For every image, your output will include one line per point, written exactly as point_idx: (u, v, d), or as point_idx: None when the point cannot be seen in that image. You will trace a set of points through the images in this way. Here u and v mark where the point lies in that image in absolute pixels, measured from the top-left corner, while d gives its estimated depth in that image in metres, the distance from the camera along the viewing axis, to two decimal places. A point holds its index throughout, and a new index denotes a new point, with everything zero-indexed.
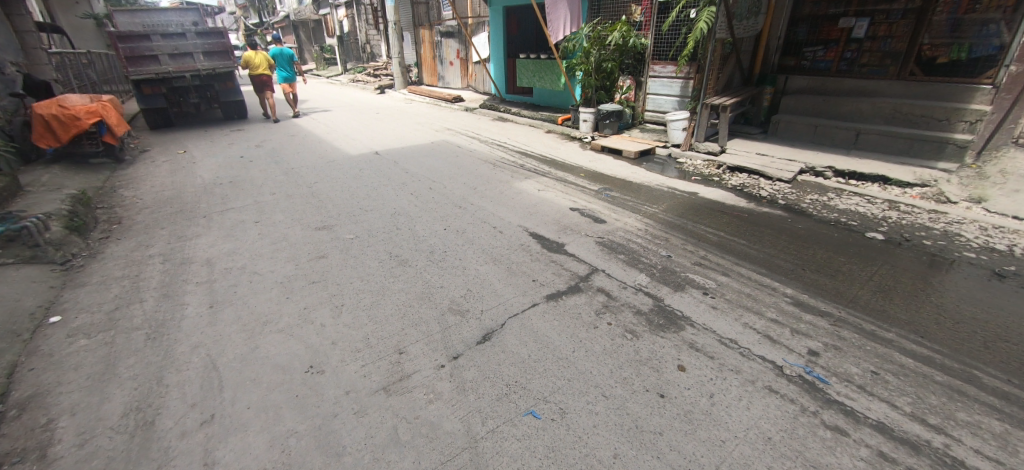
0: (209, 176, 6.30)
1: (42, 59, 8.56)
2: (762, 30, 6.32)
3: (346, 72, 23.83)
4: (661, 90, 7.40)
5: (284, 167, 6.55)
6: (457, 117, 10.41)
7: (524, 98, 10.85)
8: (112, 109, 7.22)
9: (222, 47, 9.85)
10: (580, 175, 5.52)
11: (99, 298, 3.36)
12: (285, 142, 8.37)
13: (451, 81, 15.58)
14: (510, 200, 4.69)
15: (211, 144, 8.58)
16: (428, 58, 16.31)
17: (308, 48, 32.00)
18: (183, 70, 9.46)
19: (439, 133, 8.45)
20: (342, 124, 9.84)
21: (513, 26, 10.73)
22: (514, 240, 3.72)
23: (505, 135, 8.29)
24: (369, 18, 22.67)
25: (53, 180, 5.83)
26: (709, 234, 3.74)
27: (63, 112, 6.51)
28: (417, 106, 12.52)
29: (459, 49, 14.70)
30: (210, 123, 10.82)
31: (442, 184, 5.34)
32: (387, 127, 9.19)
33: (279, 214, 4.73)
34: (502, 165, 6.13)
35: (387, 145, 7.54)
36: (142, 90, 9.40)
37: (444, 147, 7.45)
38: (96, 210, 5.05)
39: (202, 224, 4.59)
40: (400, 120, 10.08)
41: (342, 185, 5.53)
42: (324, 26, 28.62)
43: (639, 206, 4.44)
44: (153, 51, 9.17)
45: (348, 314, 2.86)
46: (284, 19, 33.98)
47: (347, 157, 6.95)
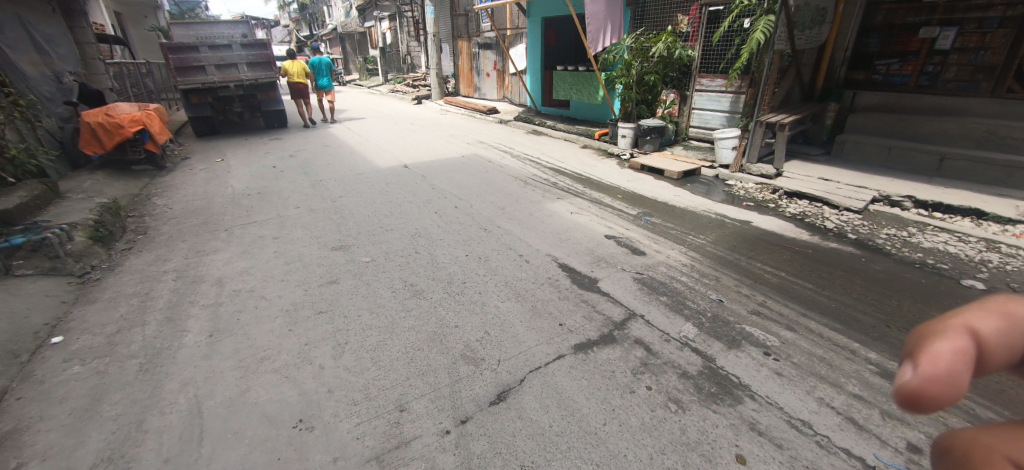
0: (239, 186, 6.27)
1: (100, 70, 8.84)
2: (826, 41, 5.72)
3: (387, 82, 24.30)
4: (708, 105, 6.86)
5: (312, 179, 6.45)
6: (491, 130, 10.17)
7: (560, 110, 10.48)
8: (155, 119, 7.31)
9: (265, 58, 10.04)
10: (617, 196, 5.09)
11: (105, 318, 3.21)
12: (318, 152, 8.36)
13: (488, 92, 15.46)
14: (539, 224, 4.31)
15: (247, 152, 8.69)
16: (466, 69, 16.27)
17: (352, 59, 32.96)
18: (228, 80, 9.69)
19: (471, 146, 8.21)
20: (375, 135, 9.79)
21: (551, 38, 10.43)
22: (541, 272, 3.35)
23: (538, 149, 7.96)
24: (411, 29, 23.06)
25: (92, 187, 5.92)
26: (767, 274, 3.23)
27: (108, 120, 6.57)
28: (452, 118, 12.40)
29: (497, 60, 14.55)
30: (252, 131, 11.06)
31: (468, 203, 5.03)
32: (420, 138, 9.05)
33: (298, 229, 4.54)
34: (534, 182, 5.78)
35: (417, 158, 7.35)
36: (191, 99, 9.70)
37: (475, 162, 7.18)
38: (126, 219, 5.05)
39: (222, 238, 4.46)
40: (433, 132, 9.93)
41: (366, 200, 5.33)
42: (368, 37, 29.39)
43: (683, 236, 3.97)
44: (200, 62, 9.42)
45: (350, 355, 2.56)
46: (332, 31, 35.17)
47: (375, 169, 6.79)
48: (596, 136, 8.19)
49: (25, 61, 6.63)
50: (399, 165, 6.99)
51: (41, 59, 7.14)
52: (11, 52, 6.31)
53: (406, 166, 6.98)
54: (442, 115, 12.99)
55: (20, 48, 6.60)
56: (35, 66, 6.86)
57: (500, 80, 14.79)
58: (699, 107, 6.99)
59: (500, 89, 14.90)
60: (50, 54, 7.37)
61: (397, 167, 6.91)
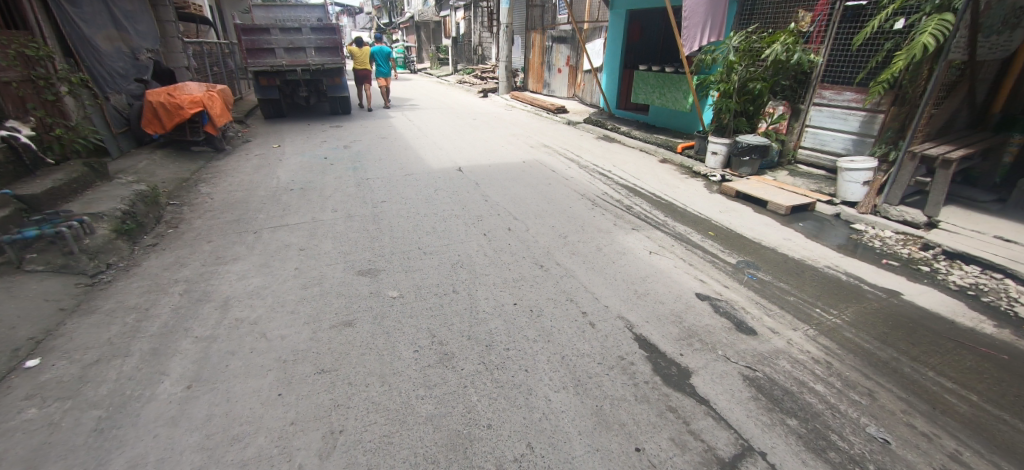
0: (284, 177, 5.89)
1: (177, 49, 8.76)
2: (1016, 51, 4.35)
3: (456, 72, 24.10)
4: (829, 123, 5.60)
5: (359, 176, 5.94)
6: (557, 131, 9.28)
7: (638, 115, 9.38)
8: (217, 101, 7.07)
9: (333, 43, 9.69)
10: (708, 233, 4.10)
11: (91, 339, 2.76)
12: (372, 144, 7.92)
13: (557, 89, 14.57)
14: (608, 266, 3.44)
15: (305, 139, 8.44)
16: (536, 64, 15.46)
17: (425, 48, 33.20)
18: (295, 64, 9.49)
19: (533, 151, 7.40)
20: (434, 129, 9.24)
21: (635, 33, 9.40)
22: (611, 347, 2.49)
23: (609, 159, 7.01)
24: (485, 20, 22.60)
25: (145, 167, 5.76)
26: (952, 400, 2.22)
27: (169, 100, 6.32)
28: (518, 115, 11.64)
29: (571, 55, 13.60)
30: (315, 116, 10.95)
31: (524, 224, 4.26)
32: (478, 136, 8.35)
33: (328, 240, 3.98)
34: (603, 203, 4.90)
35: (473, 160, 6.66)
36: (260, 81, 9.64)
37: (535, 169, 6.37)
38: (164, 208, 4.75)
39: (248, 242, 3.99)
40: (494, 129, 9.21)
41: (410, 208, 4.71)
42: (443, 26, 29.35)
43: (805, 307, 2.95)
44: (270, 44, 9.19)
45: (341, 457, 1.87)
46: (409, 19, 35.62)
47: (425, 170, 6.18)
48: (679, 148, 7.13)
49: (101, 37, 6.51)
50: (451, 168, 6.33)
51: (120, 35, 7.04)
52: (87, 28, 6.18)
53: (459, 169, 6.31)
54: (507, 111, 12.26)
55: (98, 23, 6.50)
56: (112, 42, 6.76)
57: (572, 77, 13.84)
58: (815, 124, 5.73)
59: (571, 86, 13.95)
60: (129, 31, 7.27)
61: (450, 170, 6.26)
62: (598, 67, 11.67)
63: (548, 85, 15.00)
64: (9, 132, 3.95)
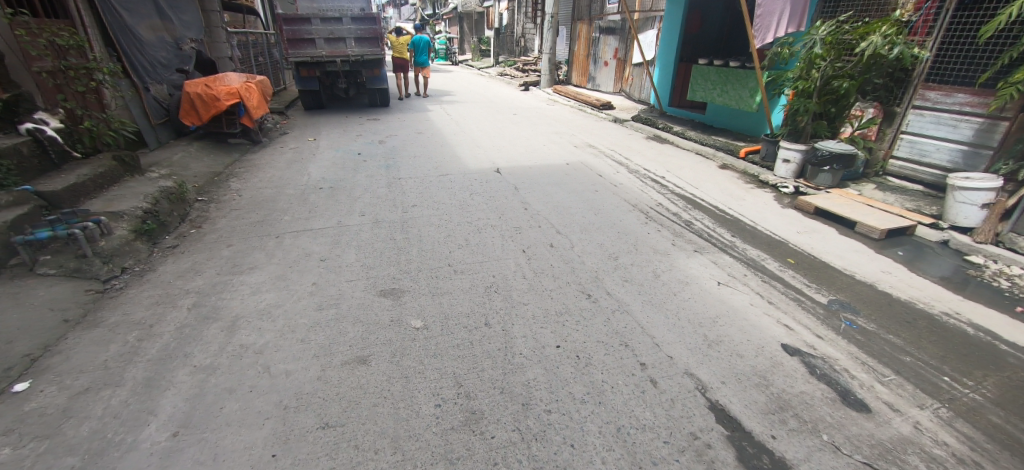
0: (315, 174, 5.64)
1: (222, 39, 8.64)
2: None
3: (497, 65, 23.66)
4: (932, 130, 4.79)
5: (392, 175, 5.61)
6: (603, 130, 8.68)
7: (695, 114, 8.64)
8: (254, 92, 6.88)
9: (373, 33, 9.37)
10: (788, 260, 3.47)
11: (88, 360, 2.50)
12: (409, 139, 7.61)
13: (603, 83, 13.85)
14: (667, 298, 2.90)
15: (342, 132, 8.23)
16: (582, 56, 14.77)
17: (467, 39, 32.95)
18: (335, 55, 9.29)
19: (576, 151, 6.87)
20: (473, 124, 8.85)
21: (694, 24, 8.61)
22: (680, 420, 1.97)
23: (661, 163, 6.39)
24: (529, 11, 21.99)
25: (179, 160, 5.64)
26: None
27: (206, 91, 6.14)
28: (561, 110, 11.07)
29: (619, 47, 12.85)
30: (355, 108, 10.78)
31: (567, 241, 3.78)
32: (519, 134, 7.88)
33: (352, 249, 3.63)
34: (658, 218, 4.34)
35: (512, 161, 6.20)
36: (301, 72, 9.53)
37: (579, 173, 5.85)
38: (190, 205, 4.55)
39: (267, 249, 3.68)
40: (536, 126, 8.72)
41: (443, 215, 4.30)
42: (486, 17, 28.89)
43: (928, 374, 2.32)
44: (311, 35, 9.01)
45: None
46: (452, 10, 35.49)
47: (461, 170, 5.79)
48: (743, 153, 6.60)
49: (144, 26, 6.36)
50: (488, 169, 5.89)
51: (164, 25, 6.94)
52: (129, 17, 6.03)
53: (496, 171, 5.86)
54: (550, 106, 11.71)
55: (141, 12, 6.38)
56: (155, 32, 6.62)
57: (619, 70, 13.10)
58: (914, 130, 4.93)
59: (618, 80, 13.22)
60: (174, 20, 7.20)
61: (486, 171, 5.84)
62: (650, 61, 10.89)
63: (593, 78, 14.30)
64: (35, 125, 3.81)
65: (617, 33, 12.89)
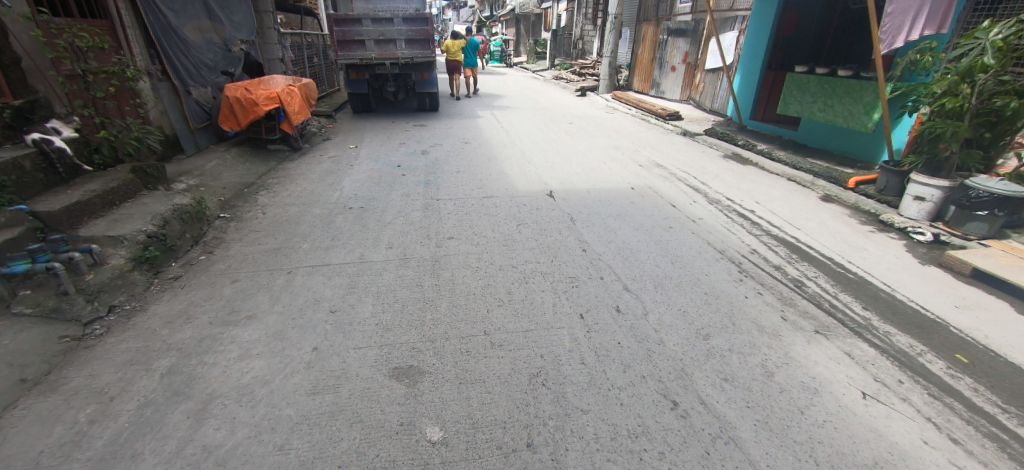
0: (348, 188, 5.10)
1: (273, 41, 8.39)
2: None
3: (552, 68, 22.90)
4: None
5: (430, 194, 4.97)
6: (668, 145, 7.72)
7: (783, 130, 7.50)
8: (295, 97, 6.48)
9: (424, 34, 8.84)
10: (959, 359, 2.70)
11: (23, 449, 1.94)
12: (454, 150, 7.00)
13: (668, 90, 12.75)
14: (791, 421, 2.11)
15: (386, 139, 7.75)
16: (645, 60, 13.71)
17: (523, 41, 32.43)
18: (385, 57, 8.84)
19: (639, 172, 6.01)
20: (524, 134, 8.15)
21: (788, 26, 7.50)
22: None
23: (744, 193, 5.42)
24: (589, 12, 21.06)
25: (212, 168, 5.27)
26: None
27: (245, 95, 5.76)
28: (621, 120, 10.13)
29: (689, 51, 11.69)
30: (403, 112, 10.37)
31: (640, 306, 2.96)
32: (573, 148, 7.07)
33: (369, 297, 2.98)
34: (756, 275, 3.50)
35: (566, 182, 5.44)
36: (350, 75, 9.20)
37: (643, 200, 5.01)
38: (210, 223, 4.07)
39: (275, 288, 3.09)
40: (592, 139, 7.88)
41: (484, 254, 3.58)
42: (543, 19, 28.17)
43: None
44: (361, 36, 8.60)
45: None
46: (509, 13, 35.16)
47: (508, 191, 5.07)
48: (851, 183, 5.61)
49: (191, 28, 6.07)
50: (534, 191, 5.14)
51: (213, 26, 6.67)
52: (176, 18, 5.75)
53: (543, 192, 5.12)
54: (608, 114, 10.82)
55: (189, 12, 6.08)
56: (203, 32, 6.32)
57: (688, 76, 11.94)
58: None
59: (686, 87, 12.06)
60: (224, 20, 6.94)
61: (534, 192, 5.10)
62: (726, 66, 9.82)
63: (657, 84, 13.20)
64: (43, 134, 3.41)
65: (688, 36, 11.73)
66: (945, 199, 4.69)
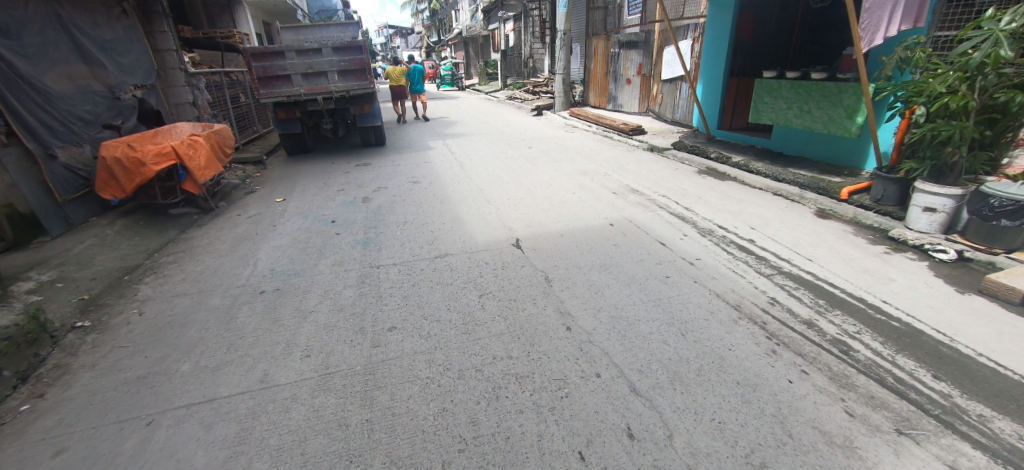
0: (264, 262, 4.07)
1: (181, 82, 7.26)
2: None
3: (504, 88, 22.48)
4: None
5: (368, 259, 4.02)
6: (637, 165, 7.07)
7: (756, 138, 6.95)
8: (200, 148, 5.41)
9: (358, 64, 7.83)
10: None
11: None
12: (400, 193, 6.06)
13: (625, 103, 12.32)
14: None
15: (320, 184, 6.72)
16: (599, 75, 13.33)
17: (474, 64, 32.01)
18: (316, 92, 7.76)
19: (613, 202, 5.26)
20: (479, 166, 7.29)
21: (746, 30, 7.04)
22: None
23: (735, 217, 4.73)
24: (536, 31, 20.83)
25: (80, 251, 4.15)
26: None
27: (128, 154, 4.66)
28: (582, 139, 9.48)
29: (643, 63, 11.37)
30: (345, 149, 9.34)
31: (658, 421, 2.11)
32: (535, 179, 6.26)
33: (263, 460, 1.99)
34: (790, 342, 2.70)
35: (531, 224, 4.58)
36: (279, 114, 8.12)
37: (624, 241, 4.21)
38: (54, 343, 2.97)
39: (119, 461, 2.05)
40: (554, 165, 7.13)
41: (437, 352, 2.67)
42: (490, 41, 27.89)
43: None
44: (286, 70, 7.55)
45: None
46: (456, 36, 34.76)
47: (463, 245, 4.18)
48: (844, 195, 5.00)
49: (54, 76, 4.92)
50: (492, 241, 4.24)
51: (89, 72, 5.55)
52: (28, 65, 4.60)
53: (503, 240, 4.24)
54: (567, 134, 10.16)
55: (50, 57, 4.94)
56: (72, 81, 5.17)
57: (645, 88, 11.58)
58: None
59: (644, 99, 11.67)
60: (107, 66, 5.85)
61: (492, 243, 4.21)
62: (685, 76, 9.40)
63: (614, 98, 12.80)
64: None
65: (641, 48, 11.39)
66: (956, 208, 4.12)
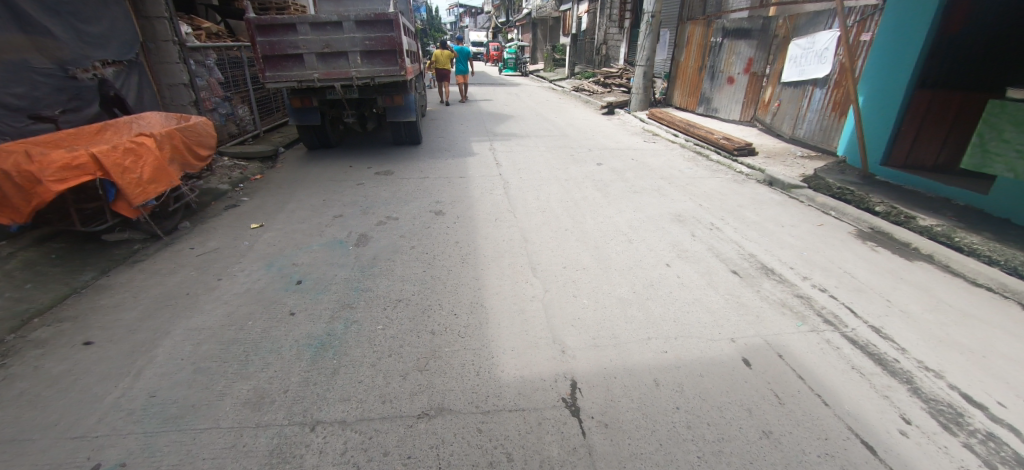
0: (151, 375, 2.52)
1: (174, 58, 6.03)
2: None
3: (572, 77, 20.26)
4: None
5: (304, 397, 2.30)
6: (756, 211, 4.86)
7: (950, 188, 4.51)
8: (146, 154, 3.99)
9: (387, 44, 6.09)
10: None
11: None
12: (411, 229, 4.32)
13: (723, 107, 9.91)
14: None
15: (318, 201, 5.15)
16: (691, 70, 10.95)
17: (542, 47, 29.83)
18: (333, 78, 6.14)
19: (736, 292, 3.17)
20: (530, 191, 5.38)
21: (957, 20, 4.55)
22: None
23: (984, 364, 2.52)
24: (616, 12, 18.36)
25: None
26: None
27: (18, 166, 3.31)
28: (668, 156, 7.28)
29: (755, 58, 8.91)
30: (374, 147, 7.75)
31: None
32: (604, 228, 4.26)
33: None
34: None
35: (598, 340, 2.64)
36: (293, 102, 6.65)
37: (778, 413, 2.14)
38: None
39: None
40: (632, 202, 5.08)
41: None
42: (562, 22, 25.51)
43: None
44: (298, 49, 5.98)
45: None
46: (526, 16, 32.57)
47: (471, 383, 2.35)
48: None
49: None
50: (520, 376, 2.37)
51: (29, 43, 4.28)
52: None
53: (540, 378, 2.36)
54: (649, 146, 7.97)
55: None
56: None
57: (752, 90, 9.06)
58: None
59: (749, 104, 9.17)
60: (60, 36, 4.58)
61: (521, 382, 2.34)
62: (832, 84, 6.93)
63: (708, 100, 10.40)
64: None
65: (755, 38, 8.92)
66: None
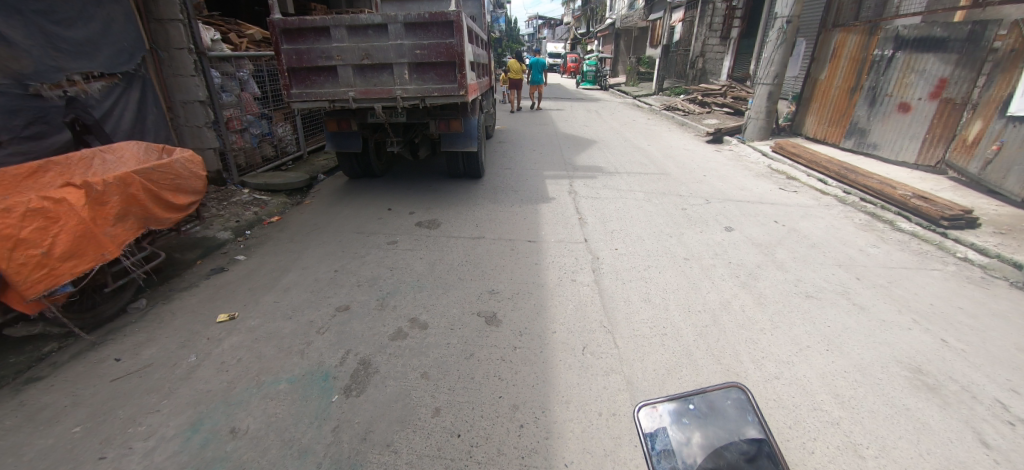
0: None
1: (189, 69, 4.88)
2: None
3: (660, 93, 18.00)
4: None
5: None
6: None
7: None
8: (66, 216, 2.64)
9: (444, 53, 4.54)
10: None
11: None
12: (443, 356, 2.64)
13: (888, 143, 7.40)
14: None
15: (327, 273, 3.64)
16: (835, 92, 8.48)
17: (625, 60, 27.64)
18: (373, 97, 4.69)
19: None
20: (631, 279, 3.53)
21: None
22: None
23: None
24: (718, 22, 15.94)
25: None
26: None
27: None
28: (828, 221, 5.06)
29: (953, 78, 6.43)
30: (425, 180, 6.27)
31: None
32: (792, 400, 2.35)
33: None
34: None
35: None
36: (330, 125, 5.32)
37: None
38: None
39: None
40: (809, 323, 3.06)
41: None
42: (649, 33, 23.25)
43: None
44: (331, 59, 4.59)
45: None
46: (610, 25, 30.50)
47: None
48: None
49: None
50: (680, 424, 1.45)
51: None
52: None
53: (695, 406, 1.48)
54: (791, 199, 5.77)
55: None
56: None
57: (944, 123, 6.54)
58: None
59: (936, 141, 6.66)
60: (19, 42, 3.44)
61: (677, 431, 1.44)
62: None
63: (862, 132, 7.88)
64: None
65: (953, 51, 6.46)
66: None
